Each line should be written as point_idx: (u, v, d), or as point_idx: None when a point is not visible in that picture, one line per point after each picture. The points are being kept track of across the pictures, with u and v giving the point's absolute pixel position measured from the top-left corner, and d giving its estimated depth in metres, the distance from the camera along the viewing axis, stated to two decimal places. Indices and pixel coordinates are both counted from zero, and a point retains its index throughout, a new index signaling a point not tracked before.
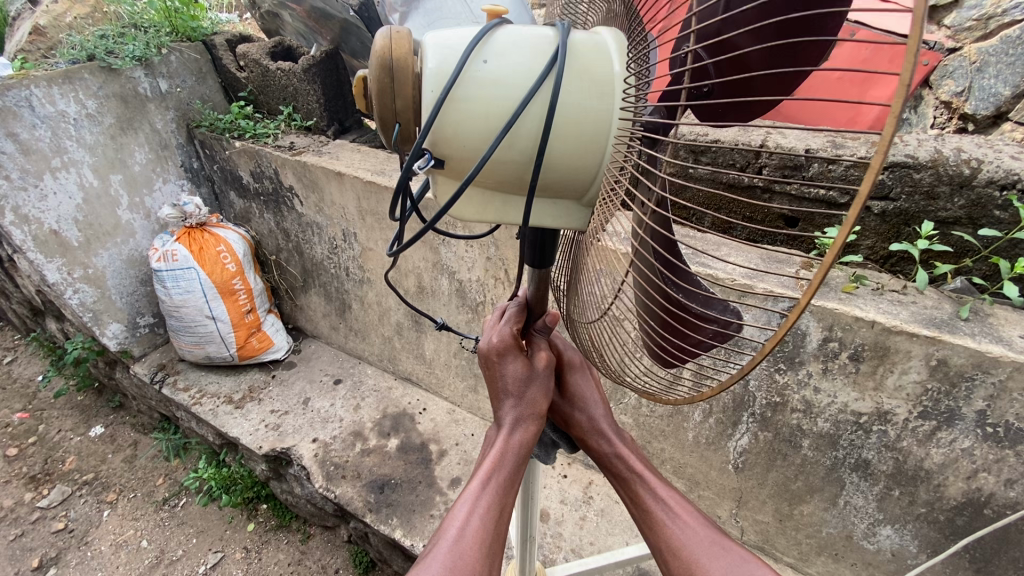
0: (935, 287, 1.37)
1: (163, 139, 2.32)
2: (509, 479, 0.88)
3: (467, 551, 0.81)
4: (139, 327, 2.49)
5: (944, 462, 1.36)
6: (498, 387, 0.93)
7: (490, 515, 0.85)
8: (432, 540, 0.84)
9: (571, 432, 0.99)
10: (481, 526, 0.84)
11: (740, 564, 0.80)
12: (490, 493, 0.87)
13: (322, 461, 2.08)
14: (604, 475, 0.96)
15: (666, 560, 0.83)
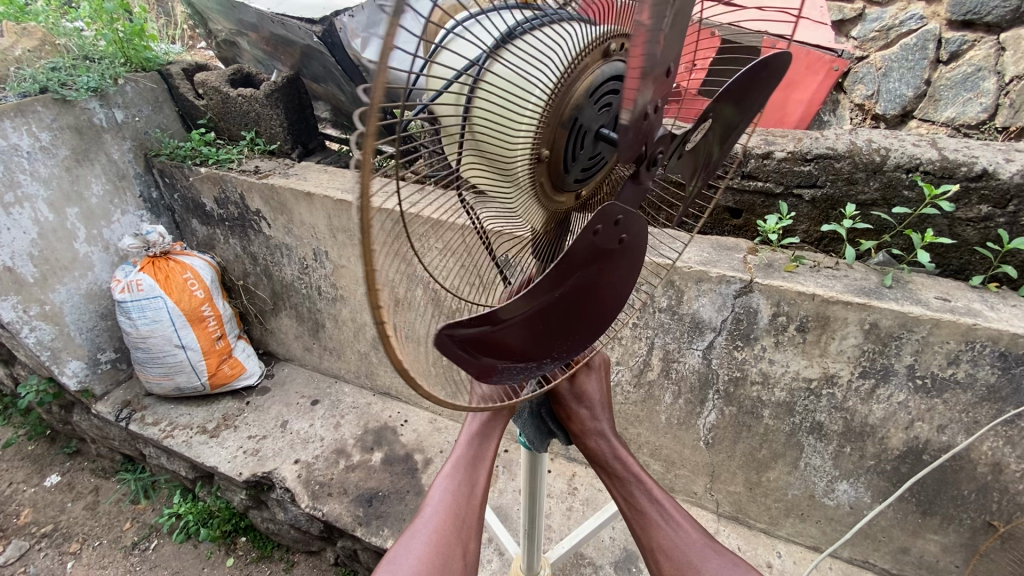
0: (862, 261, 1.55)
1: (120, 169, 2.30)
2: (472, 459, 0.98)
3: (443, 527, 0.90)
4: (101, 363, 2.42)
5: (885, 416, 1.54)
6: None
7: (459, 494, 0.95)
8: (412, 521, 0.93)
9: (569, 424, 1.01)
10: (450, 504, 0.94)
11: (731, 567, 0.85)
12: (456, 475, 0.97)
13: (306, 481, 2.07)
14: (598, 473, 1.00)
15: (658, 560, 0.88)
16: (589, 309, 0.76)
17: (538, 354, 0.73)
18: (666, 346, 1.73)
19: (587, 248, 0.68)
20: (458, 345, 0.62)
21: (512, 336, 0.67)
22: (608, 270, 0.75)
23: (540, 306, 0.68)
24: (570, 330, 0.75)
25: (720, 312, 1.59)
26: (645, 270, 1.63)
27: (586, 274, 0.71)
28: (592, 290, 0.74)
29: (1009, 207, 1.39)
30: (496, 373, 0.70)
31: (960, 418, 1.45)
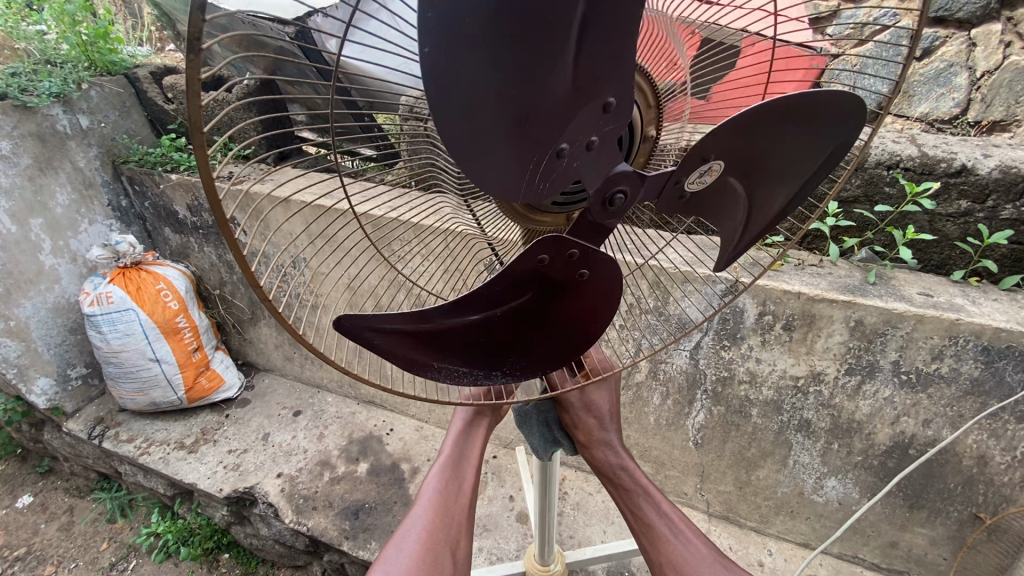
0: (845, 258, 1.56)
1: (87, 177, 2.21)
2: (455, 461, 1.05)
3: (434, 526, 0.96)
4: (71, 379, 2.32)
5: (872, 412, 1.54)
6: None
7: (448, 494, 1.01)
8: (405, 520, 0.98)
9: (576, 434, 1.01)
10: (438, 503, 0.99)
11: None
12: (441, 477, 1.03)
13: (290, 495, 2.02)
14: (604, 484, 1.01)
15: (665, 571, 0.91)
16: (535, 330, 0.73)
17: (482, 363, 0.74)
18: (653, 348, 1.72)
19: (528, 270, 0.66)
20: (377, 338, 0.65)
21: (438, 336, 0.69)
22: (563, 297, 0.71)
23: (470, 314, 0.69)
24: (515, 347, 0.74)
25: (707, 312, 1.59)
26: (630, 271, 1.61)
27: (532, 293, 0.69)
28: (542, 311, 0.71)
29: (987, 202, 1.40)
30: (429, 368, 0.72)
31: (945, 412, 1.46)
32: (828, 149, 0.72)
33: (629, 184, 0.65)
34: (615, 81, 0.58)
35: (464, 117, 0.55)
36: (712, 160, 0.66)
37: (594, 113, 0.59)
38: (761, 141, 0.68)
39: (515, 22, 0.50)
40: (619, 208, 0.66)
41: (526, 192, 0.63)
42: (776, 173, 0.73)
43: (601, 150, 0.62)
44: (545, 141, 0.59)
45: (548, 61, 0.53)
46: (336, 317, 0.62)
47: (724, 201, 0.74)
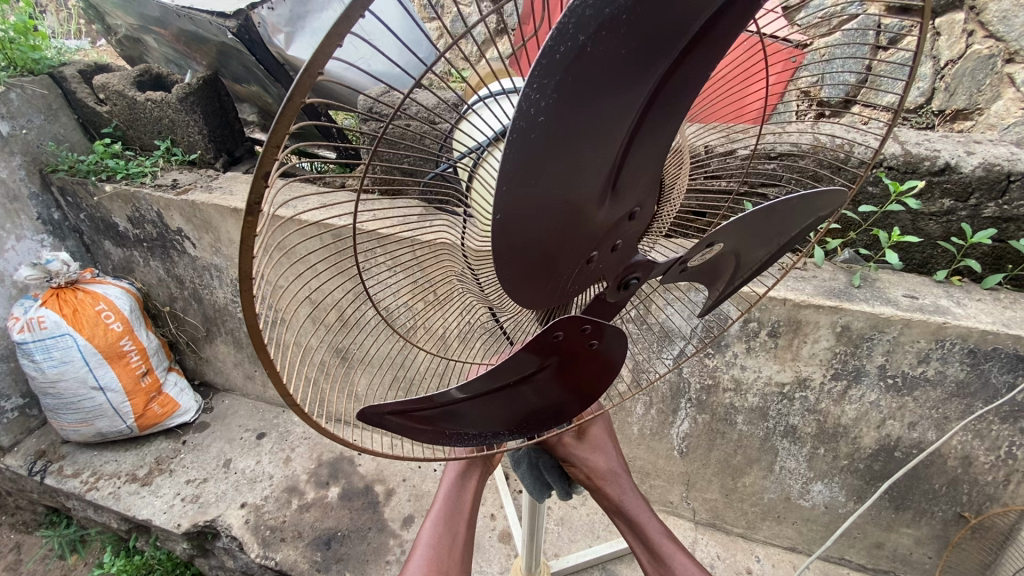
0: (829, 261, 1.50)
1: (11, 189, 1.99)
2: (450, 512, 0.96)
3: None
4: (5, 412, 2.12)
5: (858, 416, 1.51)
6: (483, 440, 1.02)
7: (444, 544, 0.92)
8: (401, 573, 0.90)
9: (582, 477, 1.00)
10: (433, 556, 0.91)
11: None
12: (433, 526, 0.94)
13: (255, 527, 1.88)
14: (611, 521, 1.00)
15: None
16: (543, 395, 0.76)
17: (488, 426, 0.77)
18: (635, 358, 1.65)
19: (541, 351, 0.68)
20: (392, 420, 0.68)
21: (453, 413, 0.72)
22: (570, 366, 0.73)
23: (481, 393, 0.70)
24: (524, 408, 0.77)
25: (689, 320, 1.53)
26: None
27: (544, 368, 0.71)
28: (550, 380, 0.74)
29: (970, 200, 1.36)
30: (446, 435, 0.76)
31: (931, 414, 1.44)
32: (812, 219, 0.80)
33: (643, 270, 0.68)
34: (645, 191, 0.59)
35: (520, 253, 0.53)
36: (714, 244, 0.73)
37: (623, 223, 0.60)
38: (758, 224, 0.74)
39: (586, 140, 0.48)
40: (631, 290, 0.68)
41: (557, 297, 0.62)
42: (767, 242, 0.80)
43: (623, 249, 0.63)
44: (583, 256, 0.58)
45: (595, 192, 0.53)
46: (362, 409, 0.65)
47: (718, 269, 0.82)
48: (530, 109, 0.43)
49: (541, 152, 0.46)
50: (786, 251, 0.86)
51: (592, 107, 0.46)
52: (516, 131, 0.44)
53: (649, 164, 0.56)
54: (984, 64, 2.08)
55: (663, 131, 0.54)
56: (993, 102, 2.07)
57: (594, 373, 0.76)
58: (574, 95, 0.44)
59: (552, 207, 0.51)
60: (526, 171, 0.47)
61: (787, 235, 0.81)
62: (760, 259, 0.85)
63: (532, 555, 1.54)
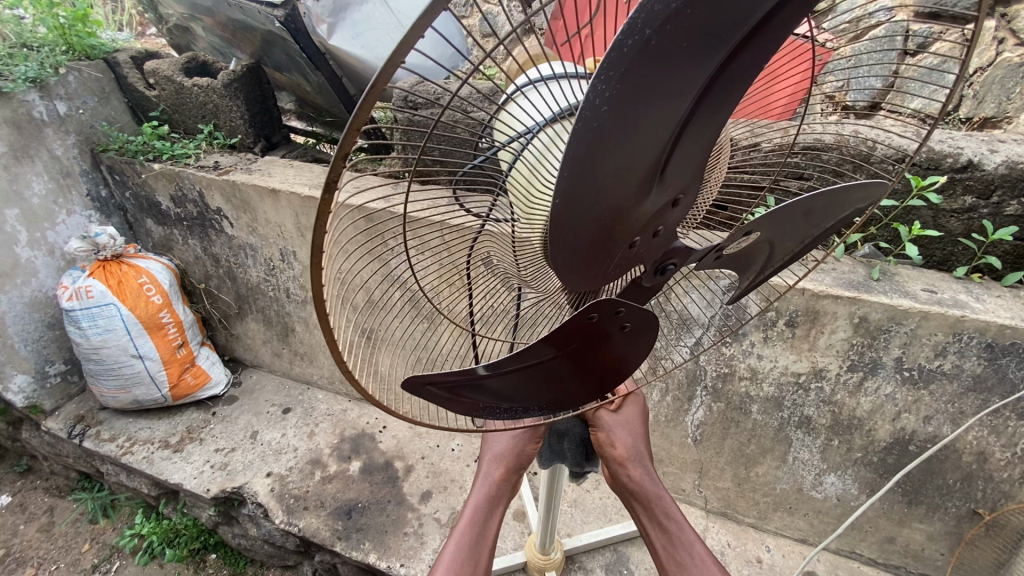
0: (849, 255, 1.53)
1: (64, 166, 2.10)
2: (473, 534, 1.03)
3: None
4: (49, 377, 2.23)
5: (873, 408, 1.54)
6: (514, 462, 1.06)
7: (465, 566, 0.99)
8: None
9: (611, 451, 1.04)
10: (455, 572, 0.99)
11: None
12: (458, 543, 1.01)
13: (280, 495, 1.96)
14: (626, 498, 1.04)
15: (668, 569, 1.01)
16: (574, 376, 0.77)
17: (519, 403, 0.78)
18: (653, 345, 1.70)
19: (578, 329, 0.69)
20: (428, 388, 0.71)
21: (487, 386, 0.73)
22: (604, 347, 0.74)
23: (516, 368, 0.72)
24: (556, 388, 0.78)
25: (708, 308, 1.57)
26: None
27: (577, 345, 0.72)
28: (582, 361, 0.75)
29: (992, 197, 1.39)
30: (477, 410, 0.77)
31: (946, 409, 1.45)
32: (844, 212, 0.82)
33: (678, 256, 0.70)
34: (690, 182, 0.62)
35: (572, 236, 0.56)
36: (750, 233, 0.75)
37: (666, 209, 0.62)
38: (793, 214, 0.76)
39: (642, 130, 0.51)
40: (667, 275, 0.71)
41: (598, 278, 0.65)
42: (799, 233, 0.82)
43: (664, 235, 0.66)
44: (626, 239, 0.61)
45: (644, 178, 0.55)
46: (408, 378, 0.68)
47: (749, 257, 0.84)
48: (595, 99, 0.46)
49: (601, 140, 0.49)
50: (816, 244, 0.88)
51: (649, 97, 0.48)
52: (579, 120, 0.47)
53: (697, 157, 0.59)
54: (1015, 72, 2.08)
55: (712, 123, 0.57)
56: (1021, 111, 2.07)
57: (624, 355, 0.77)
58: (634, 85, 0.47)
59: (606, 192, 0.54)
60: (582, 157, 0.49)
61: (819, 227, 0.83)
62: (791, 251, 0.87)
63: (546, 533, 1.59)
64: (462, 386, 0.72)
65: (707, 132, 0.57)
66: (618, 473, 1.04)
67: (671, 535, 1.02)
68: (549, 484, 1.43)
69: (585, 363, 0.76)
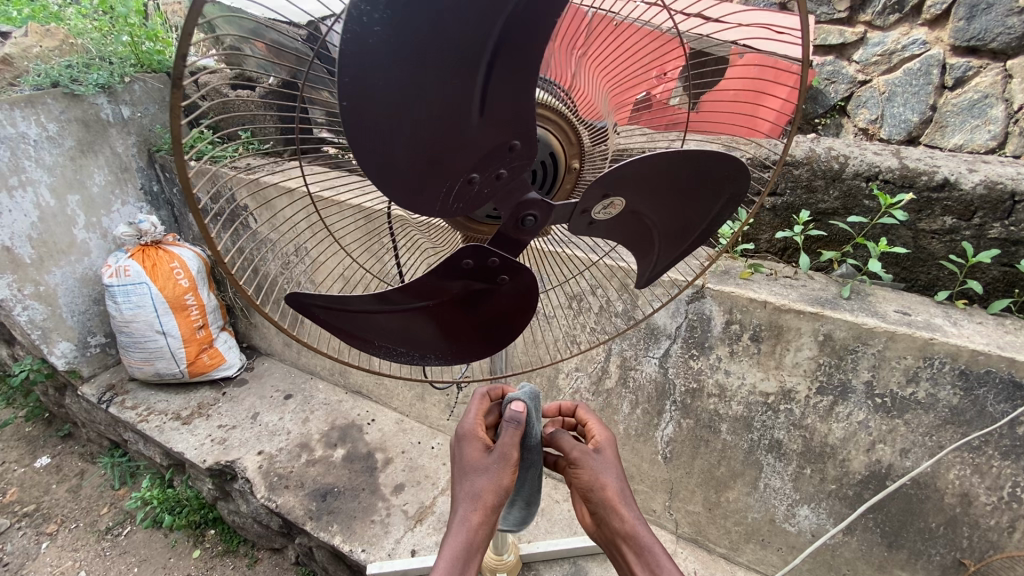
0: (823, 273, 1.50)
1: (123, 162, 2.42)
2: None
3: None
4: (90, 346, 2.51)
5: (845, 437, 1.45)
6: (488, 505, 1.02)
7: None
8: None
9: (603, 495, 1.03)
10: None
11: None
12: None
13: (266, 472, 2.08)
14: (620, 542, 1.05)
15: None
16: (462, 322, 0.85)
17: (409, 343, 0.86)
18: (623, 353, 1.70)
19: (455, 273, 0.78)
20: (321, 313, 0.78)
21: (378, 317, 0.81)
22: (486, 296, 0.83)
23: (402, 303, 0.80)
24: (445, 331, 0.86)
25: (674, 318, 1.57)
26: (601, 274, 1.58)
27: (463, 290, 0.81)
28: (467, 303, 0.83)
29: (974, 219, 1.33)
30: (365, 342, 0.84)
31: (924, 442, 1.35)
32: (717, 198, 0.85)
33: (539, 210, 0.76)
34: (519, 125, 0.69)
35: (391, 161, 0.65)
36: (615, 196, 0.78)
37: (500, 152, 0.69)
38: (660, 184, 0.80)
39: (429, 59, 0.59)
40: (531, 227, 0.77)
41: (442, 211, 0.72)
42: (673, 210, 0.86)
43: (511, 178, 0.73)
44: (457, 172, 0.69)
45: (454, 110, 0.63)
46: (289, 292, 0.73)
47: (627, 229, 0.87)
48: (368, 24, 0.55)
49: (387, 64, 0.58)
50: (700, 230, 0.91)
51: (429, 31, 0.57)
52: (357, 43, 0.56)
53: (515, 99, 0.66)
54: None
55: (518, 63, 0.64)
56: None
57: (508, 308, 0.85)
58: (409, 15, 0.55)
59: (410, 118, 0.62)
60: (368, 73, 0.58)
61: (694, 210, 0.87)
62: (671, 234, 0.90)
63: (500, 536, 1.58)
64: (358, 315, 0.80)
65: (518, 73, 0.64)
66: (610, 518, 1.04)
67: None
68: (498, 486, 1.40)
69: (471, 307, 0.84)
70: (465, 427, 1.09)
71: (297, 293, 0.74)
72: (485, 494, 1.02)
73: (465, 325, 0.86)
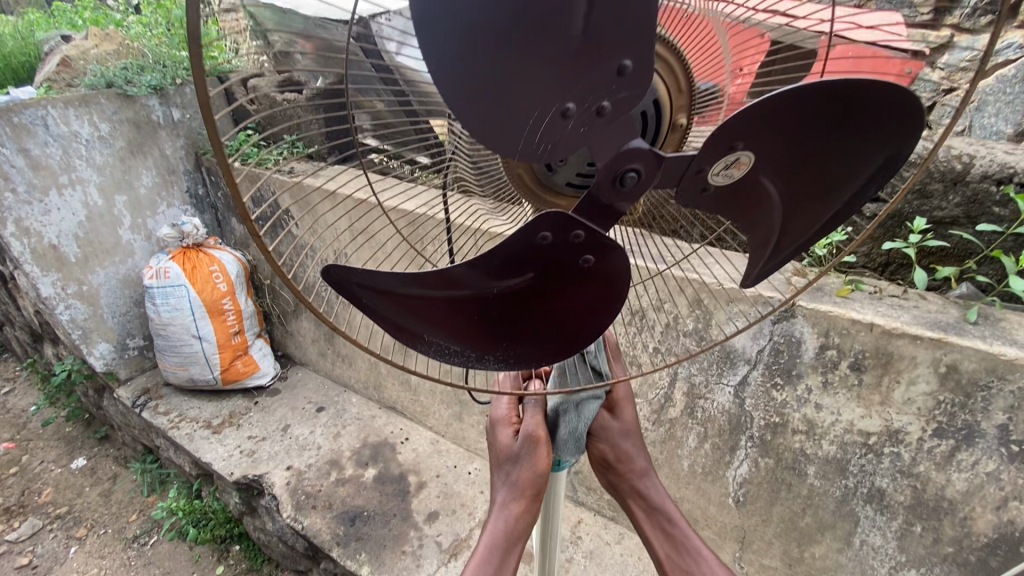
0: (939, 293, 1.28)
1: (171, 164, 2.41)
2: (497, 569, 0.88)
3: None
4: (128, 349, 2.48)
5: (968, 490, 1.20)
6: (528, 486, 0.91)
7: None
8: None
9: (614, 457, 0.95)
10: None
11: None
12: None
13: (294, 490, 1.95)
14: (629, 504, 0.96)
15: None
16: (532, 317, 0.65)
17: (464, 341, 0.68)
18: (690, 379, 1.51)
19: (526, 251, 0.60)
20: (359, 292, 0.63)
21: (428, 304, 0.65)
22: (562, 287, 0.64)
23: (457, 288, 0.64)
24: (506, 329, 0.67)
25: (756, 340, 1.36)
26: (669, 287, 1.40)
27: (533, 274, 0.62)
28: (535, 293, 0.64)
29: None
30: (413, 337, 0.68)
31: None
32: (882, 161, 0.55)
33: (644, 163, 0.53)
34: (635, 39, 0.49)
35: (463, 80, 0.50)
36: (741, 149, 0.52)
37: (605, 76, 0.50)
38: (802, 134, 0.52)
39: None
40: (631, 188, 0.54)
41: (524, 154, 0.55)
42: (812, 181, 0.57)
43: (617, 118, 0.52)
44: (545, 99, 0.51)
45: (547, 11, 0.46)
46: (325, 267, 0.61)
47: (743, 206, 0.59)
48: None
49: None
50: (846, 217, 0.61)
51: None
52: None
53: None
54: None
55: None
56: None
57: (588, 301, 0.65)
58: None
59: (491, 20, 0.46)
60: None
61: (846, 181, 0.57)
62: (802, 220, 0.61)
63: None
64: (402, 298, 0.64)
65: None
66: (617, 480, 0.96)
67: (675, 539, 0.94)
68: (546, 518, 1.17)
69: (543, 300, 0.64)
70: (497, 413, 0.98)
71: (335, 268, 0.60)
72: (523, 480, 0.90)
73: (534, 323, 0.66)
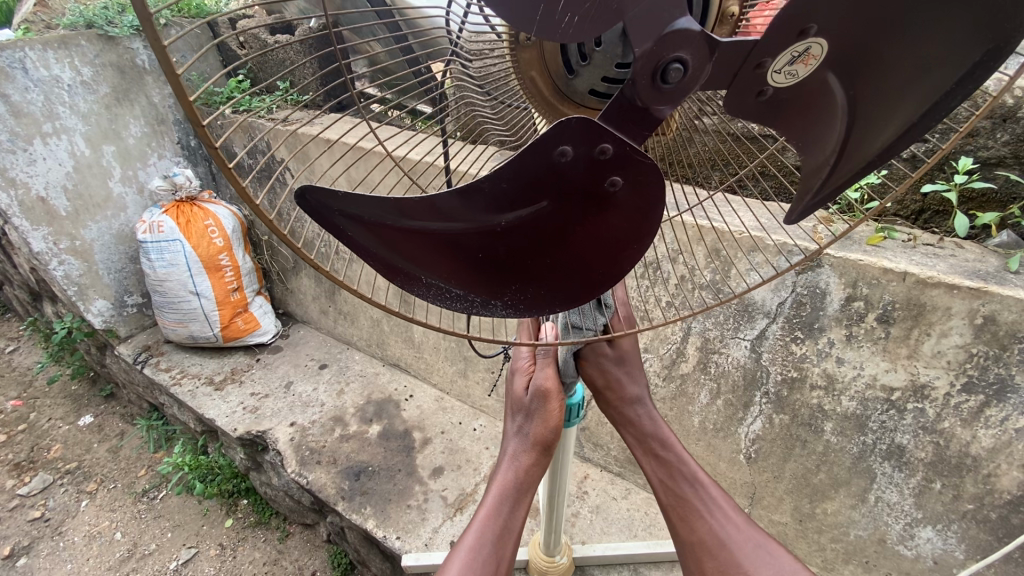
0: (977, 242, 1.21)
1: (160, 113, 2.30)
2: (502, 523, 0.85)
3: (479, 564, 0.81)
4: (126, 306, 2.43)
5: (995, 447, 1.14)
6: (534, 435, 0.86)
7: (490, 533, 0.84)
8: (446, 558, 0.85)
9: (608, 393, 0.89)
10: (475, 546, 0.83)
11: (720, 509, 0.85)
12: (479, 530, 0.85)
13: (298, 446, 1.94)
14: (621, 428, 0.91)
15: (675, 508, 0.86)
16: (545, 254, 0.58)
17: (467, 282, 0.60)
18: (704, 333, 1.45)
19: (540, 170, 0.52)
20: (346, 222, 0.56)
21: (426, 239, 0.58)
22: (582, 219, 0.56)
23: (457, 219, 0.56)
24: (515, 268, 0.59)
25: (777, 292, 1.29)
26: (685, 236, 1.34)
27: (547, 201, 0.54)
28: (549, 226, 0.56)
29: None
30: (408, 278, 0.61)
31: None
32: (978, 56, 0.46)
33: (692, 52, 0.46)
34: None
35: None
36: (811, 35, 0.46)
37: None
38: (885, 16, 0.45)
39: None
40: (673, 86, 0.47)
41: (543, 28, 0.49)
42: (886, 84, 0.50)
43: None
44: None
45: None
46: (301, 190, 0.53)
47: (800, 112, 0.53)
48: None
49: None
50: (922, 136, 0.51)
51: None
52: None
53: None
54: None
55: None
56: None
57: (610, 237, 0.57)
58: None
59: None
60: None
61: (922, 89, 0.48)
62: (876, 135, 0.52)
63: (551, 538, 1.33)
64: (395, 228, 0.57)
65: None
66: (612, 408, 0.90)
67: (669, 466, 0.88)
68: (554, 474, 1.13)
69: (559, 234, 0.56)
70: (518, 362, 0.93)
71: (315, 190, 0.52)
72: (536, 433, 0.86)
73: (550, 260, 0.58)
